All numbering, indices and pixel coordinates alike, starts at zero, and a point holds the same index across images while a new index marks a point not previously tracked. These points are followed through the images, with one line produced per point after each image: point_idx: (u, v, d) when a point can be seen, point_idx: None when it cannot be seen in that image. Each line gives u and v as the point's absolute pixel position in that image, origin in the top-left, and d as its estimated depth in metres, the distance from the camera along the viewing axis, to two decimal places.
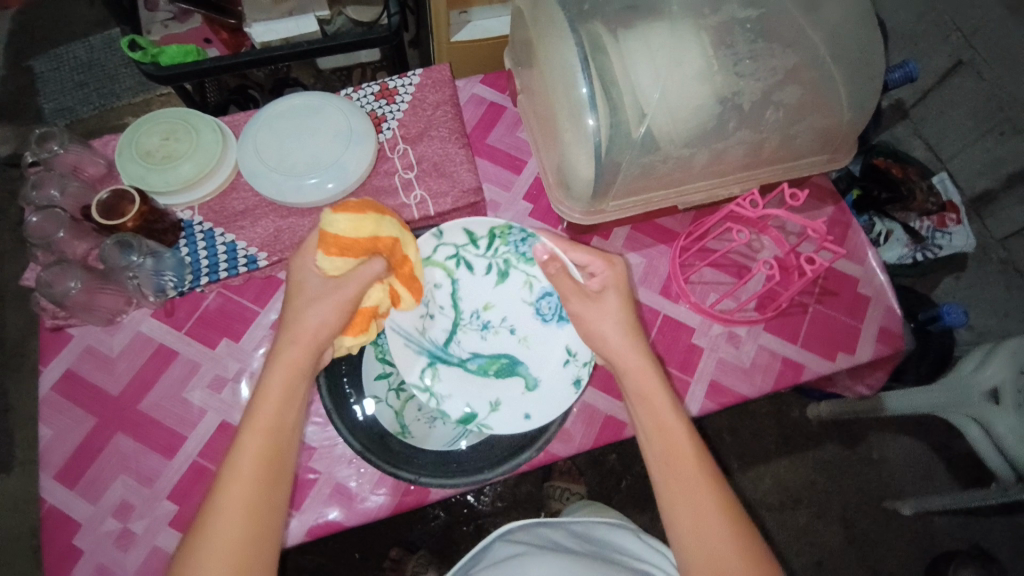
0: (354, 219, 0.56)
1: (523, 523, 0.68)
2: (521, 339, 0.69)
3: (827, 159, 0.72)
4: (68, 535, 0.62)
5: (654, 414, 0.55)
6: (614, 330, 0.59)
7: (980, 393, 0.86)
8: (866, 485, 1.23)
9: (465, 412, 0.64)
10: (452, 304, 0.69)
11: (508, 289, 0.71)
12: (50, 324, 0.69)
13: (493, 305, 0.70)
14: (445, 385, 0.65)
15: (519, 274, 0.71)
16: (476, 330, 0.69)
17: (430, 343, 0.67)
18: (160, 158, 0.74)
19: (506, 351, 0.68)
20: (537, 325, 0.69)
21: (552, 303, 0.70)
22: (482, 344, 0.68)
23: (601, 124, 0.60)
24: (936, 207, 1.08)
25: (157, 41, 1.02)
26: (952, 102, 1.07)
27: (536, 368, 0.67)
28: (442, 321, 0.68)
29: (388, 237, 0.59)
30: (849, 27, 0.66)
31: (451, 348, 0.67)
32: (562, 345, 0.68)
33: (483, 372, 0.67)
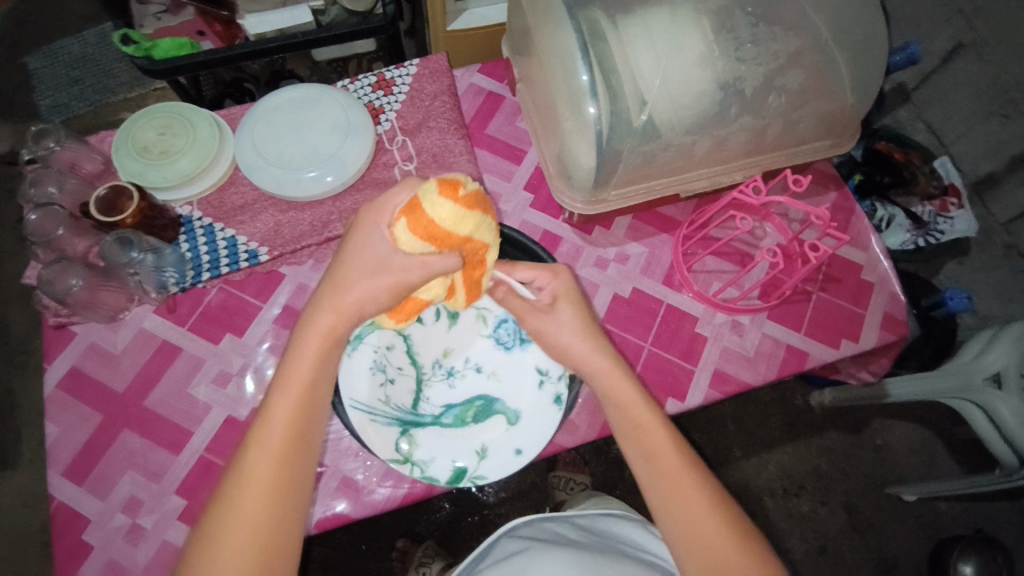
0: (456, 210, 0.49)
1: (529, 518, 0.68)
2: (490, 374, 0.68)
3: (830, 145, 0.71)
4: (78, 530, 0.63)
5: (627, 410, 0.55)
6: (574, 336, 0.58)
7: (983, 378, 0.86)
8: (870, 471, 1.24)
9: (453, 466, 0.62)
10: (412, 364, 0.68)
11: (464, 332, 0.70)
12: (53, 322, 0.69)
13: (453, 354, 0.69)
14: (425, 450, 0.63)
15: (471, 314, 0.70)
16: (443, 382, 0.68)
17: (398, 410, 0.64)
18: (158, 154, 0.73)
19: (478, 390, 0.67)
20: (502, 357, 0.69)
21: (509, 329, 0.70)
22: (454, 394, 0.67)
23: (602, 112, 0.60)
24: (938, 190, 1.07)
25: (151, 34, 1.02)
26: (954, 84, 1.06)
27: (512, 398, 0.66)
28: (406, 384, 0.66)
29: (478, 243, 0.52)
30: (852, 9, 0.65)
31: (422, 408, 0.66)
32: (531, 368, 0.68)
33: (462, 423, 0.65)
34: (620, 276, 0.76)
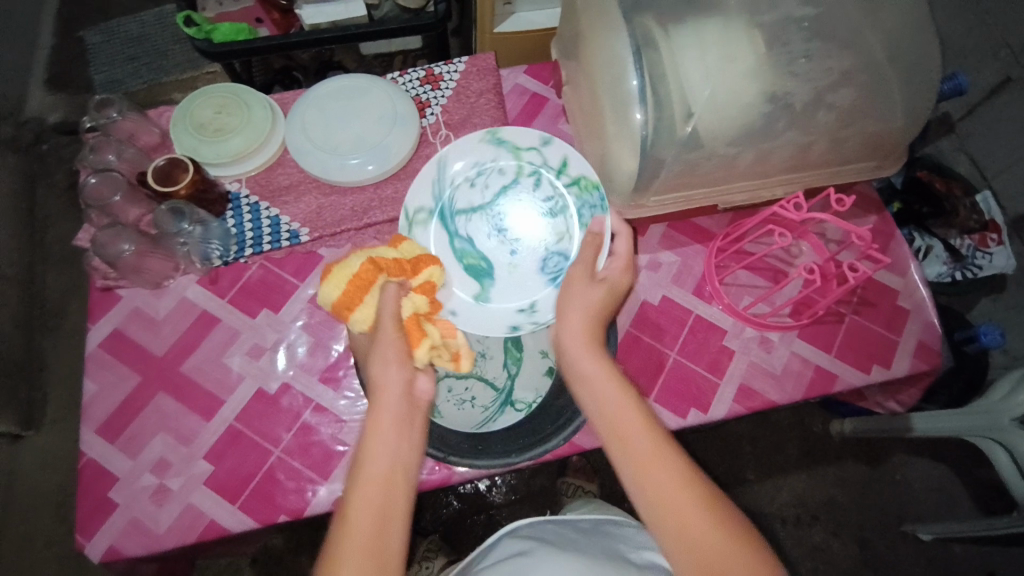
0: (334, 284, 0.59)
1: (530, 520, 0.68)
2: (510, 265, 0.73)
3: (874, 166, 0.71)
4: (106, 486, 0.65)
5: (615, 419, 0.53)
6: (577, 313, 0.62)
7: (1010, 418, 0.84)
8: (885, 506, 1.21)
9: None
10: (494, 194, 0.75)
11: (544, 228, 0.74)
12: (101, 284, 0.73)
13: (523, 226, 0.74)
14: (421, 237, 0.73)
15: (565, 226, 0.74)
16: (489, 226, 0.74)
17: (447, 201, 0.74)
18: (213, 131, 0.76)
19: (491, 259, 0.73)
20: (530, 272, 0.73)
21: (559, 264, 0.73)
22: (482, 241, 0.74)
23: (648, 117, 0.61)
24: (978, 224, 1.05)
25: (212, 18, 1.05)
26: (1000, 118, 1.04)
27: (499, 293, 0.72)
28: (473, 199, 0.75)
29: (362, 267, 0.58)
30: (906, 31, 0.64)
31: (457, 219, 0.74)
32: (532, 296, 0.72)
33: (458, 257, 0.73)
34: (650, 283, 0.76)
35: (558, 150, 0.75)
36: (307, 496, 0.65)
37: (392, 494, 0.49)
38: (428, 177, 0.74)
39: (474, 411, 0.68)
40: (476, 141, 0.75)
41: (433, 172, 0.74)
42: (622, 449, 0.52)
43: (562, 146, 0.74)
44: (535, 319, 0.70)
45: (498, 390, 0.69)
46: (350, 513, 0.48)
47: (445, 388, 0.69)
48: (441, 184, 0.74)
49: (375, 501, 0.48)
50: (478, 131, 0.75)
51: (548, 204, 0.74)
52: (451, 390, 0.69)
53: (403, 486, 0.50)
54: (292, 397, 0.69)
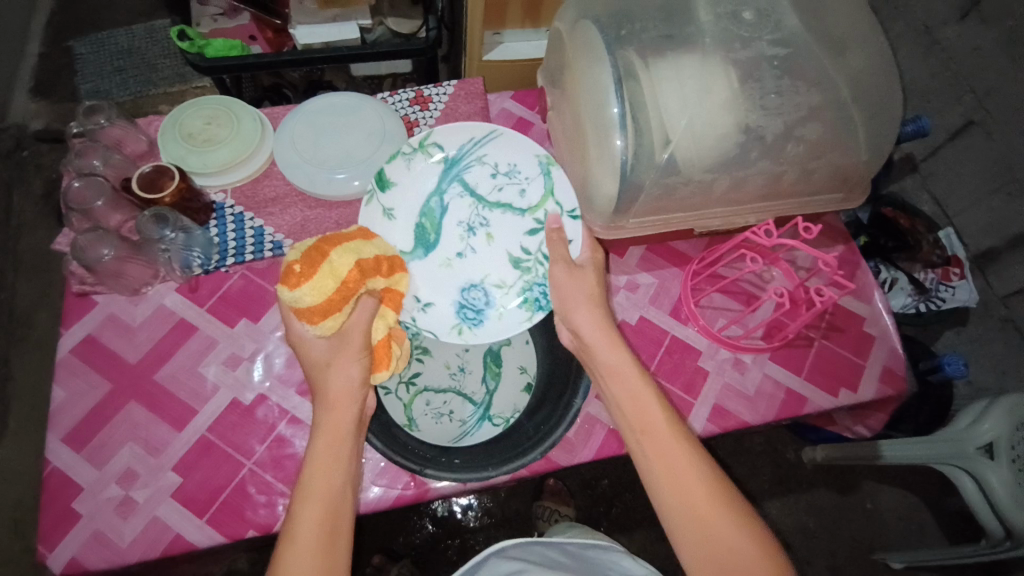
0: (314, 285, 0.56)
1: (518, 540, 0.62)
2: (448, 261, 0.75)
3: (841, 198, 0.75)
4: (68, 498, 0.63)
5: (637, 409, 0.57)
6: (582, 308, 0.65)
7: (975, 447, 0.88)
8: (857, 533, 1.23)
9: (389, 180, 0.73)
10: (496, 202, 0.76)
11: (498, 267, 0.75)
12: (77, 289, 0.72)
13: (490, 248, 0.75)
14: (415, 168, 0.75)
15: (514, 283, 0.74)
16: (470, 218, 0.76)
17: (463, 169, 0.76)
18: (201, 141, 0.77)
19: (442, 238, 0.75)
20: (452, 288, 0.74)
21: (474, 303, 0.73)
22: (451, 222, 0.75)
23: (628, 144, 0.63)
24: (941, 259, 1.11)
25: (206, 33, 1.07)
26: (961, 159, 1.10)
27: (420, 269, 0.74)
28: (481, 185, 0.76)
29: (349, 272, 0.58)
30: (870, 72, 0.69)
31: (454, 188, 0.76)
32: (434, 299, 0.73)
33: (424, 209, 0.75)
34: (628, 303, 0.78)
35: (572, 229, 0.72)
36: (278, 512, 0.64)
37: (336, 502, 0.51)
38: (468, 131, 0.75)
39: (450, 425, 0.71)
40: (531, 151, 0.75)
41: (479, 134, 0.75)
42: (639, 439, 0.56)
43: (575, 229, 0.72)
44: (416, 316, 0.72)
45: (476, 404, 0.73)
46: (297, 515, 0.49)
47: (423, 400, 0.72)
48: (471, 148, 0.75)
49: (317, 512, 0.49)
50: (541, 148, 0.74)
51: (521, 254, 0.75)
52: (429, 403, 0.72)
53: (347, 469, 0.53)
54: (267, 408, 0.68)
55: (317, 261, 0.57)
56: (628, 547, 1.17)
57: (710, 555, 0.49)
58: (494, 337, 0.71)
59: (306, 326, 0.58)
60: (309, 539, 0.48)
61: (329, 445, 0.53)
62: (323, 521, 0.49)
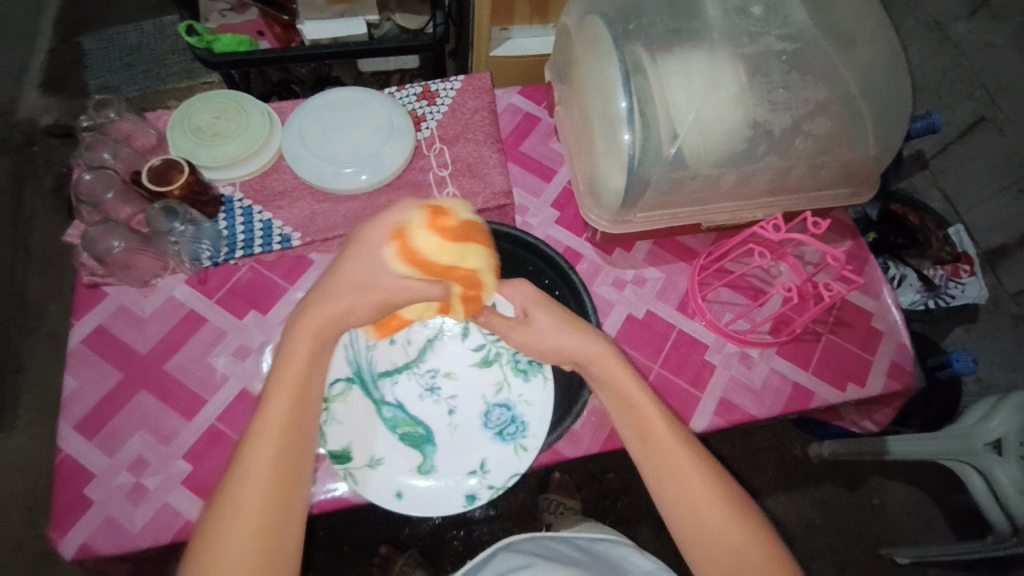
0: (439, 241, 0.51)
1: (527, 535, 0.63)
2: (449, 425, 0.67)
3: (849, 194, 0.75)
4: (80, 484, 0.63)
5: (638, 418, 0.55)
6: (561, 335, 0.59)
7: (983, 443, 0.88)
8: (864, 530, 1.22)
9: (344, 449, 0.63)
10: (420, 351, 0.71)
11: (480, 379, 0.69)
12: (87, 280, 0.72)
13: (461, 379, 0.70)
14: (342, 410, 0.65)
15: (503, 376, 0.69)
16: (421, 385, 0.69)
17: (370, 361, 0.68)
18: (210, 135, 0.78)
19: (426, 421, 0.67)
20: (474, 434, 0.66)
21: (506, 417, 0.67)
22: (415, 404, 0.68)
23: (635, 138, 0.63)
24: (949, 256, 1.11)
25: (215, 28, 1.07)
26: (972, 155, 1.09)
27: (443, 459, 0.64)
28: (399, 355, 0.70)
29: (462, 266, 0.54)
30: (880, 66, 0.68)
31: (383, 380, 0.68)
32: (479, 455, 0.65)
33: (390, 426, 0.66)
34: (635, 297, 0.78)
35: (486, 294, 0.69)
36: None
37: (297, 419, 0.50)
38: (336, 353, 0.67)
39: None
40: None
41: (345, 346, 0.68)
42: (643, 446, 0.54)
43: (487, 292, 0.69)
44: (489, 483, 0.63)
45: None
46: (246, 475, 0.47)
47: None
48: (353, 355, 0.68)
49: (279, 424, 0.48)
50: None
51: (481, 354, 0.71)
52: None
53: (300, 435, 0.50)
54: None
55: (461, 237, 0.53)
56: (633, 541, 1.18)
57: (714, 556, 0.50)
58: (544, 420, 0.65)
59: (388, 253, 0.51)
60: (265, 457, 0.47)
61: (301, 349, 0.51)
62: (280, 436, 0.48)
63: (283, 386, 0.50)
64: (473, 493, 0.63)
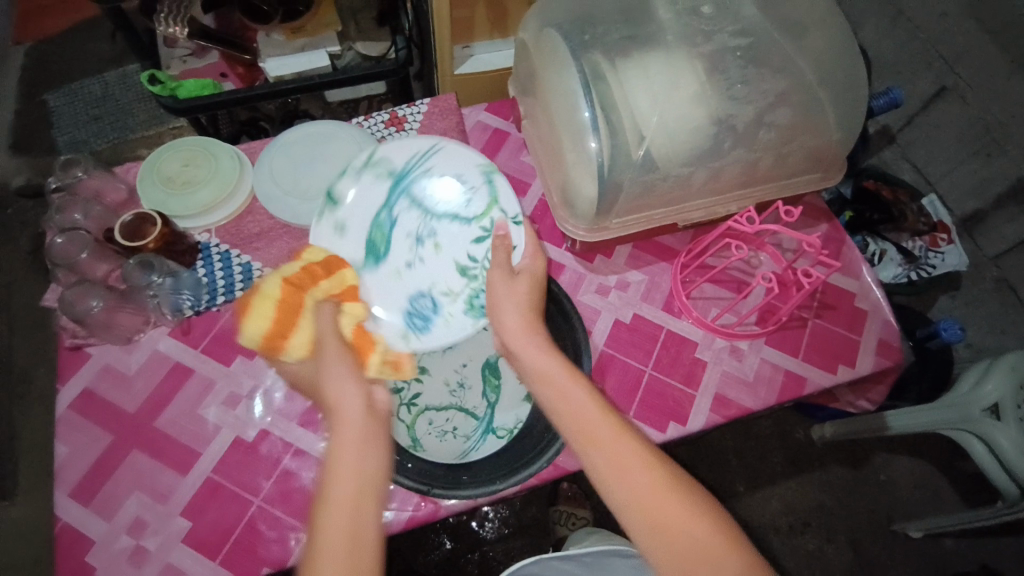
0: (257, 318, 0.59)
1: (538, 557, 0.63)
2: (398, 271, 0.73)
3: (820, 178, 0.75)
4: (82, 551, 0.63)
5: (574, 415, 0.53)
6: (512, 308, 0.62)
7: (981, 410, 0.89)
8: (874, 506, 1.23)
9: (336, 200, 0.74)
10: (446, 212, 0.75)
11: (447, 275, 0.73)
12: (70, 343, 0.71)
13: (444, 257, 0.74)
14: (365, 183, 0.75)
15: (460, 291, 0.72)
16: (417, 229, 0.75)
17: (411, 182, 0.76)
18: (180, 184, 0.78)
19: (390, 251, 0.74)
20: (399, 301, 0.72)
21: (422, 309, 0.71)
22: (400, 234, 0.74)
23: (603, 145, 0.64)
24: (927, 227, 1.13)
25: (176, 75, 1.05)
26: (938, 126, 1.10)
27: (369, 280, 0.72)
28: (430, 197, 0.76)
29: (281, 290, 0.59)
30: (832, 52, 0.69)
31: (400, 203, 0.75)
32: (380, 306, 0.71)
33: (373, 223, 0.74)
34: (621, 302, 0.78)
35: (518, 235, 0.71)
36: (290, 545, 0.63)
37: (362, 518, 0.47)
38: (413, 146, 0.77)
39: (456, 441, 0.69)
40: (475, 161, 0.76)
41: (423, 147, 0.77)
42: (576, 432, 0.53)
43: (521, 234, 0.71)
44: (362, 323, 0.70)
45: (479, 419, 0.70)
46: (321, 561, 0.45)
47: (426, 420, 0.70)
48: (417, 161, 0.76)
49: (341, 533, 0.46)
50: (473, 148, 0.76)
51: (468, 263, 0.73)
52: (432, 422, 0.70)
53: (371, 503, 0.48)
54: (271, 443, 0.68)
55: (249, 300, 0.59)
56: None
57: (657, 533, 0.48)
58: (439, 344, 0.69)
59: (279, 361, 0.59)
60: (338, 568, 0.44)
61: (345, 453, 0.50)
62: (350, 543, 0.45)
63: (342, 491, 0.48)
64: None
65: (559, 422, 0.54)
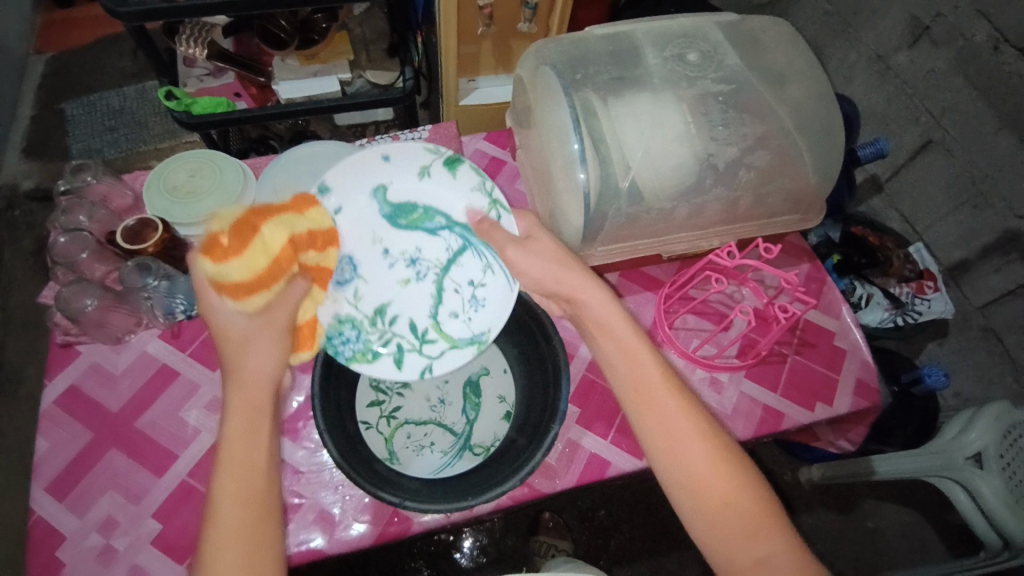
0: (242, 263, 0.57)
1: None
2: (377, 239, 0.74)
3: (799, 220, 0.78)
4: (51, 547, 0.62)
5: (635, 379, 0.56)
6: (535, 261, 0.65)
7: (965, 457, 0.89)
8: (861, 553, 1.21)
9: (449, 166, 0.75)
10: (442, 290, 0.74)
11: (377, 293, 0.73)
12: (61, 340, 0.73)
13: (397, 290, 0.74)
14: (470, 188, 0.75)
15: (360, 310, 0.71)
16: (421, 262, 0.75)
17: (462, 248, 0.75)
18: (185, 193, 0.80)
19: (400, 231, 0.75)
20: (344, 242, 0.73)
21: (343, 262, 0.73)
22: (418, 241, 0.75)
23: (591, 176, 0.66)
24: (913, 273, 1.15)
25: (192, 92, 1.09)
26: (924, 177, 1.13)
27: (365, 207, 0.74)
28: (456, 269, 0.75)
29: (278, 249, 0.60)
30: (810, 101, 0.73)
31: (444, 237, 0.75)
32: (342, 213, 0.73)
33: (429, 209, 0.75)
34: None
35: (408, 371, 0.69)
36: None
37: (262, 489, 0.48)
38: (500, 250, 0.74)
39: (431, 456, 0.71)
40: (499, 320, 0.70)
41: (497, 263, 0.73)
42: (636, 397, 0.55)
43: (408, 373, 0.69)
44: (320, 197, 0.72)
45: (457, 435, 0.73)
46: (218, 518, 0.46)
47: (403, 434, 0.72)
48: (484, 253, 0.74)
49: (239, 513, 0.46)
50: (515, 283, 0.69)
51: (387, 315, 0.72)
52: (409, 436, 0.72)
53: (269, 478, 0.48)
54: None
55: (247, 235, 0.58)
56: None
57: (698, 501, 0.51)
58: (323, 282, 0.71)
59: (224, 303, 0.55)
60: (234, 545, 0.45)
61: (246, 426, 0.49)
62: (247, 516, 0.46)
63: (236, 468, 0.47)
64: (329, 188, 0.72)
65: (616, 381, 0.57)
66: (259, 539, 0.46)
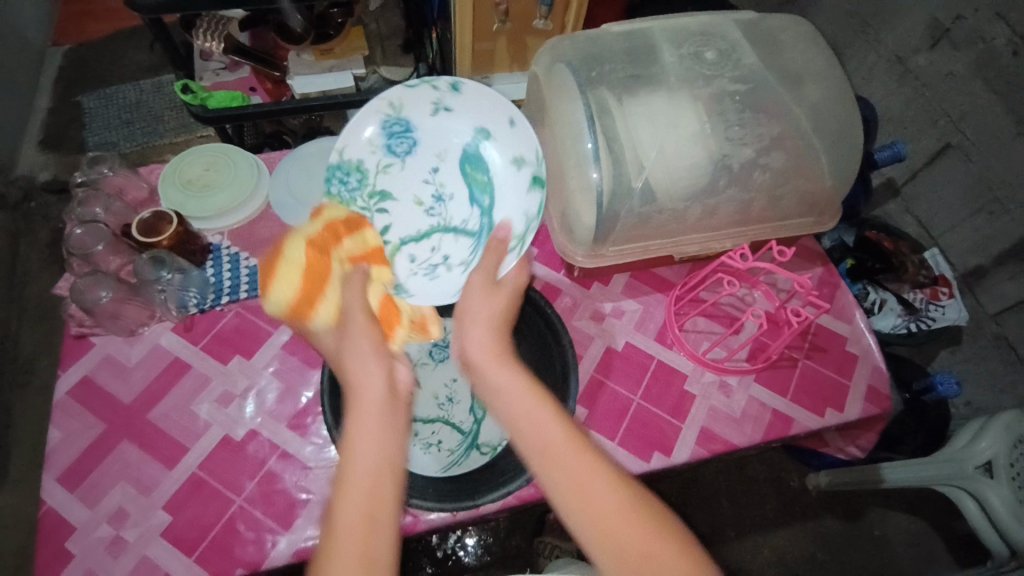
0: (283, 283, 0.58)
1: None
2: (437, 155, 0.74)
3: (813, 222, 0.77)
4: (61, 537, 0.63)
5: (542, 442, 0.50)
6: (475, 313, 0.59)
7: (975, 466, 0.87)
8: (868, 563, 1.20)
9: (532, 180, 0.70)
10: (424, 235, 0.73)
11: (399, 183, 0.73)
12: (75, 331, 0.74)
13: (407, 200, 0.73)
14: (522, 207, 0.70)
15: (372, 178, 0.72)
16: (434, 210, 0.74)
17: (468, 237, 0.73)
18: (199, 187, 0.82)
19: (452, 172, 0.74)
20: (423, 127, 0.73)
21: (404, 138, 0.73)
22: (449, 194, 0.74)
23: (604, 175, 0.67)
24: (928, 279, 1.14)
25: (208, 86, 1.11)
26: (941, 181, 1.11)
27: (456, 130, 0.73)
28: (450, 241, 0.73)
29: (306, 256, 0.59)
30: (828, 102, 0.72)
31: (466, 217, 0.73)
32: (446, 114, 0.73)
33: (483, 184, 0.73)
34: (614, 329, 0.79)
35: None
36: (266, 548, 0.64)
37: (378, 500, 0.46)
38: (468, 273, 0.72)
39: (439, 454, 0.70)
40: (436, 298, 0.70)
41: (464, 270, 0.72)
42: (545, 464, 0.49)
43: None
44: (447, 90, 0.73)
45: (464, 433, 0.72)
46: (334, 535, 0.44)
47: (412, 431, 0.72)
48: (467, 257, 0.72)
49: (356, 526, 0.44)
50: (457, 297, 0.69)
51: (382, 198, 0.73)
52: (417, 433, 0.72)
53: (388, 487, 0.47)
54: (258, 444, 0.69)
55: (274, 264, 0.59)
56: None
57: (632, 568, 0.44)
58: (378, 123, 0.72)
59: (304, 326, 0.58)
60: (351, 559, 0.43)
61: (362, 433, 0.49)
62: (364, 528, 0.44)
63: (354, 486, 0.46)
64: (461, 91, 0.73)
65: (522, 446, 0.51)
66: (371, 551, 0.43)
